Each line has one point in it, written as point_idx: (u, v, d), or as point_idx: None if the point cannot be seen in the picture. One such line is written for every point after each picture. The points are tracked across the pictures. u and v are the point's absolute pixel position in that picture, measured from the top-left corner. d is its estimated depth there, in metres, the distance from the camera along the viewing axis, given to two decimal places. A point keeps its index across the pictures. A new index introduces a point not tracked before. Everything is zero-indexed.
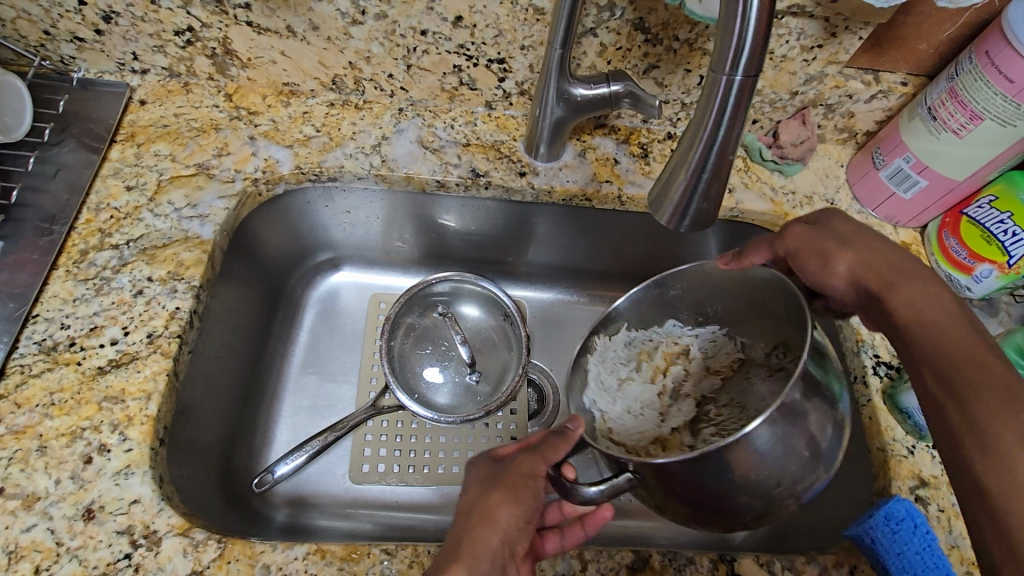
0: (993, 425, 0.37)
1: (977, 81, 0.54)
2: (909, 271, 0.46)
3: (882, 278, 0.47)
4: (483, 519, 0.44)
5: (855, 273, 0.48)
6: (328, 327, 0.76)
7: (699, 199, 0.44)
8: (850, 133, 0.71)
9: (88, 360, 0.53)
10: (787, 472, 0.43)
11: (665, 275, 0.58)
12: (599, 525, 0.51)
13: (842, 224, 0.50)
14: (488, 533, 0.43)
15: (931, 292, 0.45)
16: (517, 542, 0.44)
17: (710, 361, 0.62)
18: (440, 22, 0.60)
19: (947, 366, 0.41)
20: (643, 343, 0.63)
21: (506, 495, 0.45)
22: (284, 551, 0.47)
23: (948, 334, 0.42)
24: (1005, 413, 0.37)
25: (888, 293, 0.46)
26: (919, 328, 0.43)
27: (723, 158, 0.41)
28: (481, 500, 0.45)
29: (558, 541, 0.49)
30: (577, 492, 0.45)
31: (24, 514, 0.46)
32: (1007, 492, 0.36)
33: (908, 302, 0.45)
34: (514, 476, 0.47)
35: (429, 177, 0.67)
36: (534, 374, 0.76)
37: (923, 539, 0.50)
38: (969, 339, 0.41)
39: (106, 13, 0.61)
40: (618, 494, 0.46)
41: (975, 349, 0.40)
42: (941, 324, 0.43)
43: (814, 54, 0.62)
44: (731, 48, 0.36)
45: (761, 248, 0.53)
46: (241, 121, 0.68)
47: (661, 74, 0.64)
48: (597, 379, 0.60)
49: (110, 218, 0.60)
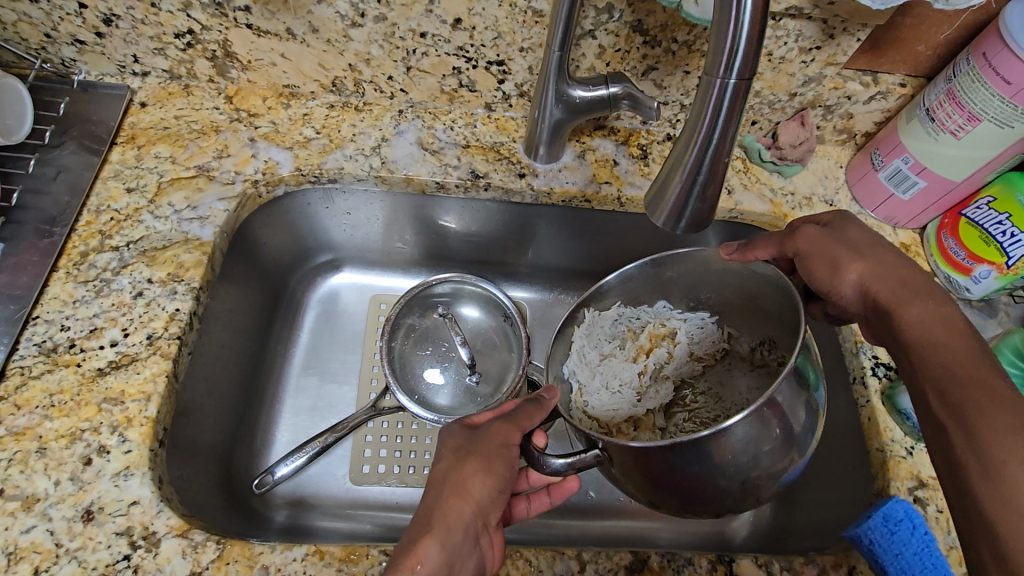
0: (996, 447, 0.36)
1: (975, 82, 0.54)
2: (922, 287, 0.45)
3: (893, 292, 0.46)
4: (456, 490, 0.46)
5: (866, 285, 0.47)
6: (328, 327, 0.76)
7: (695, 201, 0.44)
8: (849, 134, 0.71)
9: (87, 362, 0.53)
10: (767, 454, 0.43)
11: (666, 256, 0.56)
12: (565, 496, 0.56)
13: (857, 232, 0.49)
14: (461, 505, 0.45)
15: (942, 311, 0.43)
16: (489, 512, 0.47)
17: (695, 347, 0.63)
18: (439, 24, 0.61)
19: (951, 386, 0.40)
20: (629, 321, 0.63)
21: (479, 467, 0.47)
22: (283, 552, 0.47)
23: (956, 354, 0.41)
24: (1010, 436, 0.36)
25: (897, 307, 0.45)
26: (925, 346, 0.42)
27: (718, 160, 0.41)
28: (455, 472, 0.47)
29: (524, 505, 0.55)
30: (544, 463, 0.46)
31: (24, 516, 0.46)
32: (1006, 515, 0.34)
33: (918, 321, 0.44)
34: (487, 448, 0.49)
35: (428, 179, 0.67)
36: (534, 374, 0.73)
37: (922, 540, 0.50)
38: (977, 360, 0.40)
39: (107, 16, 0.61)
40: (584, 469, 0.46)
41: (983, 370, 0.39)
42: (949, 343, 0.41)
43: (812, 56, 0.62)
44: (725, 52, 0.36)
45: (768, 244, 0.51)
46: (241, 123, 0.68)
47: (660, 75, 0.64)
48: (580, 352, 0.60)
49: (110, 220, 0.60)
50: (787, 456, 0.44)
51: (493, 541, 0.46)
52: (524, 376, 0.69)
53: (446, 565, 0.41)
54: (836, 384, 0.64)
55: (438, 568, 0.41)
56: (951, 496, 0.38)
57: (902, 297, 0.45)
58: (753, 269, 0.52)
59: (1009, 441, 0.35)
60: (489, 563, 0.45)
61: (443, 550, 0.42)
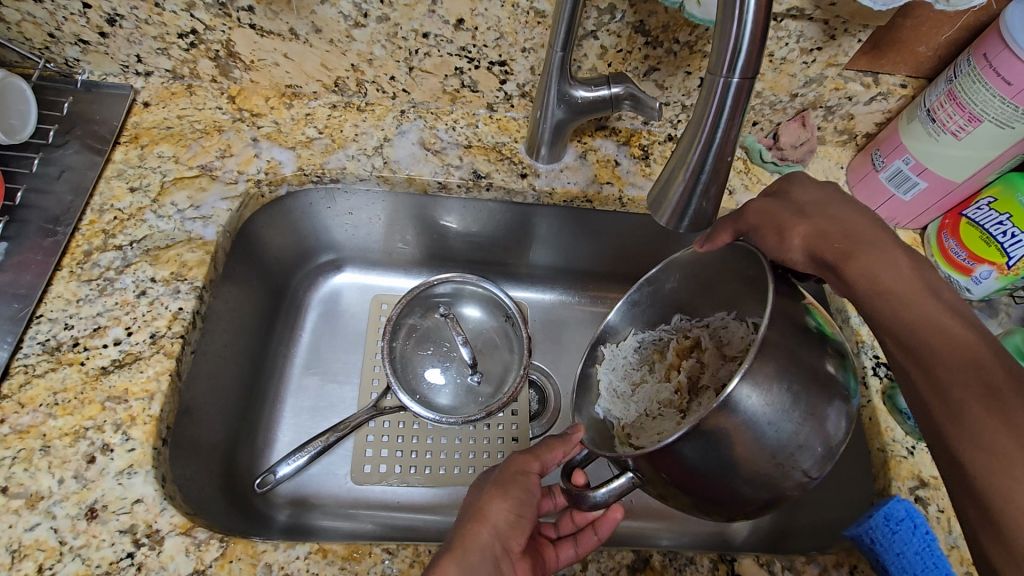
0: (953, 387, 0.39)
1: (976, 83, 0.54)
2: (864, 236, 0.48)
3: (837, 248, 0.47)
4: (476, 516, 0.49)
5: (812, 246, 0.48)
6: (330, 328, 0.76)
7: (698, 200, 0.44)
8: (850, 135, 0.71)
9: (91, 361, 0.53)
10: (804, 463, 0.43)
11: (652, 273, 0.60)
12: (613, 529, 0.53)
13: (802, 195, 0.51)
14: (480, 527, 0.48)
15: (885, 259, 0.46)
16: (510, 537, 0.48)
17: (726, 348, 0.59)
18: (442, 24, 0.61)
19: (910, 335, 0.43)
20: (653, 344, 0.64)
21: (497, 493, 0.50)
22: (285, 550, 0.47)
23: (908, 302, 0.44)
24: (962, 373, 0.39)
25: (843, 262, 0.47)
26: (878, 298, 0.45)
27: (722, 158, 0.41)
28: (476, 502, 0.50)
29: (574, 549, 0.50)
30: (584, 498, 0.47)
31: (28, 514, 0.46)
32: (972, 456, 0.37)
33: (864, 271, 0.46)
34: (506, 477, 0.52)
35: (430, 178, 0.67)
36: (534, 374, 0.77)
37: (923, 539, 0.51)
38: (928, 304, 0.43)
39: (111, 16, 0.61)
40: (625, 495, 0.47)
41: (936, 314, 0.43)
42: (899, 291, 0.45)
43: (813, 57, 0.62)
44: (728, 51, 0.36)
45: (725, 228, 0.55)
46: (244, 123, 0.68)
47: (662, 76, 0.65)
48: (609, 389, 0.61)
49: (114, 219, 0.61)
50: (820, 468, 0.44)
51: (517, 568, 0.48)
52: (524, 376, 0.70)
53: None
54: None
55: None
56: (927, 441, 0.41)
57: (847, 251, 0.47)
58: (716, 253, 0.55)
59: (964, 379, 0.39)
60: None
61: (459, 568, 0.44)
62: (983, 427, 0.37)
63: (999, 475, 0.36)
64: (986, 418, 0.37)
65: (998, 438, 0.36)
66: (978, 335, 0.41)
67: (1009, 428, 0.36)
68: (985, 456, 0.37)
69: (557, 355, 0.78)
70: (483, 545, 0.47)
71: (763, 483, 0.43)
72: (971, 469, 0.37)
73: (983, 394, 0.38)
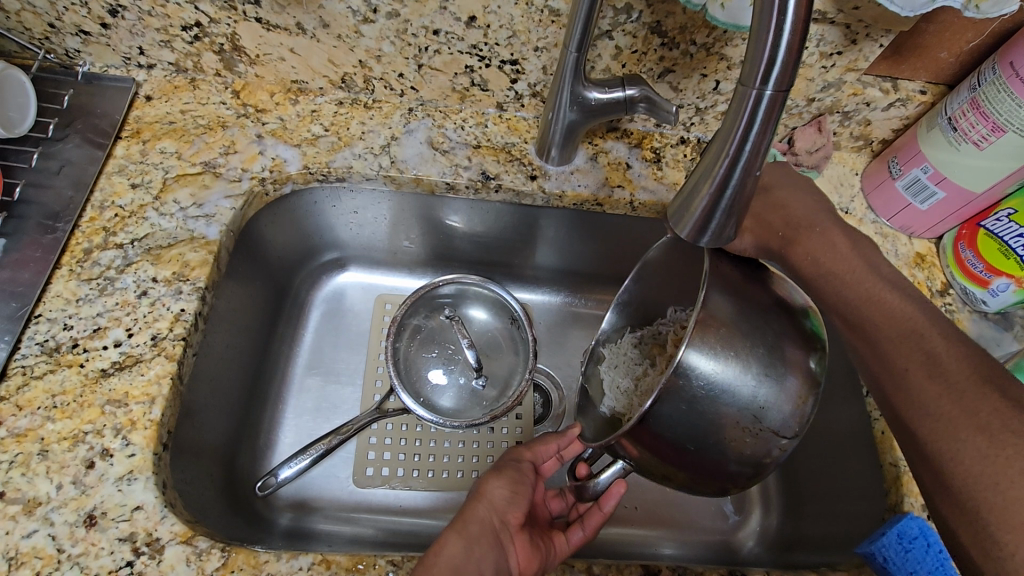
0: (900, 360, 0.46)
1: (1001, 92, 0.53)
2: (802, 220, 0.52)
3: (781, 235, 0.52)
4: (475, 495, 0.54)
5: (759, 237, 0.52)
6: (334, 327, 0.75)
7: (722, 214, 0.39)
8: (865, 141, 0.70)
9: (90, 363, 0.52)
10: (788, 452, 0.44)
11: (637, 270, 0.59)
12: (616, 501, 0.57)
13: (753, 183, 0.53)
14: (479, 503, 0.53)
15: (827, 242, 0.51)
16: (507, 511, 0.53)
17: None
18: (453, 22, 0.59)
19: (857, 313, 0.49)
20: (653, 339, 0.61)
21: (492, 474, 0.57)
22: (288, 561, 0.46)
23: (847, 280, 0.50)
24: (905, 347, 0.46)
25: (789, 249, 0.52)
26: (820, 277, 0.51)
27: (748, 174, 0.37)
28: (475, 486, 0.56)
29: (582, 531, 0.57)
30: (589, 488, 0.53)
31: (25, 521, 0.46)
32: (922, 424, 0.43)
33: (808, 254, 0.51)
34: (501, 463, 0.59)
35: (438, 179, 0.66)
36: (540, 378, 0.76)
37: (936, 558, 0.50)
38: (867, 279, 0.49)
39: (113, 7, 0.59)
40: (627, 474, 0.52)
41: (873, 289, 0.48)
42: (840, 271, 0.50)
43: (833, 61, 0.61)
44: (763, 59, 0.32)
45: None
46: (249, 119, 0.67)
47: (676, 78, 0.63)
48: (613, 386, 0.59)
49: (115, 217, 0.59)
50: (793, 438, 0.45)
51: (517, 540, 0.51)
52: (529, 379, 0.69)
53: (466, 550, 0.48)
54: (846, 394, 0.64)
55: (457, 549, 0.48)
56: (889, 414, 0.47)
57: (790, 237, 0.51)
58: (689, 247, 0.54)
59: (908, 351, 0.45)
60: (516, 556, 0.50)
61: (462, 539, 0.49)
62: (927, 396, 0.44)
63: (946, 439, 0.42)
64: (928, 385, 0.44)
65: (940, 403, 0.43)
66: (912, 304, 0.47)
67: (947, 395, 0.43)
68: (929, 422, 0.43)
69: (564, 358, 0.77)
70: (482, 519, 0.52)
71: (749, 458, 0.44)
72: (921, 434, 0.44)
73: (925, 367, 0.44)
